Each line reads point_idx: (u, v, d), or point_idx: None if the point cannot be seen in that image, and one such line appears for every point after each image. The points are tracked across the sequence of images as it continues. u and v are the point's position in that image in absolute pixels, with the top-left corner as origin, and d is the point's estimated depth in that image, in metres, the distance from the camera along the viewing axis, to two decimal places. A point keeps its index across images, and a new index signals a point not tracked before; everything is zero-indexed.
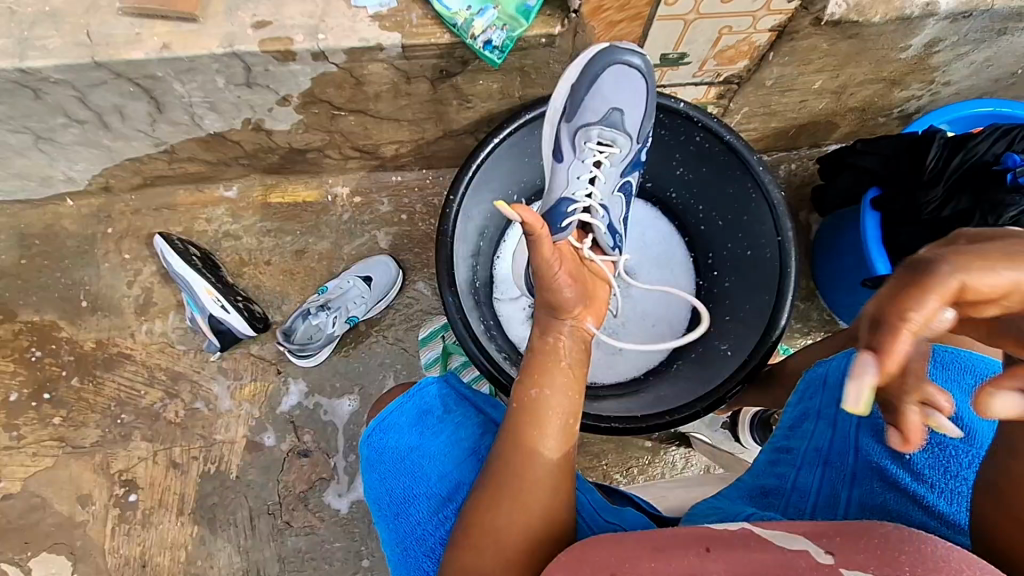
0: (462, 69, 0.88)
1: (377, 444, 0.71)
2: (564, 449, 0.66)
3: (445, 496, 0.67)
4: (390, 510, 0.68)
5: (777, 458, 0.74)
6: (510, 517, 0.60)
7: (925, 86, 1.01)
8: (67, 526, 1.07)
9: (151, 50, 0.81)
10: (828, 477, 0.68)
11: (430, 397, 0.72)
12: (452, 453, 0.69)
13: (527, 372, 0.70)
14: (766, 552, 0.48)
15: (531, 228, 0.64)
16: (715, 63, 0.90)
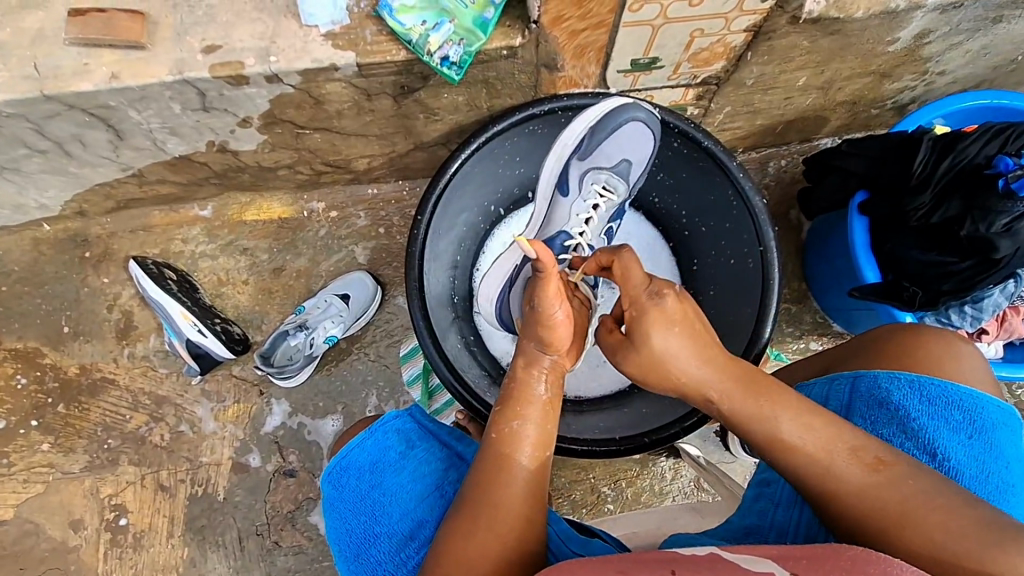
0: (424, 84, 0.85)
1: (340, 483, 0.72)
2: (538, 480, 0.64)
3: (407, 535, 0.67)
4: (352, 550, 0.69)
5: (760, 492, 0.71)
6: (483, 546, 0.58)
7: (918, 77, 0.95)
8: (61, 551, 1.08)
9: (100, 81, 0.78)
10: (806, 516, 0.66)
11: (392, 433, 0.73)
12: (415, 490, 0.70)
13: (507, 402, 0.66)
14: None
15: (544, 268, 0.62)
16: (689, 66, 0.85)
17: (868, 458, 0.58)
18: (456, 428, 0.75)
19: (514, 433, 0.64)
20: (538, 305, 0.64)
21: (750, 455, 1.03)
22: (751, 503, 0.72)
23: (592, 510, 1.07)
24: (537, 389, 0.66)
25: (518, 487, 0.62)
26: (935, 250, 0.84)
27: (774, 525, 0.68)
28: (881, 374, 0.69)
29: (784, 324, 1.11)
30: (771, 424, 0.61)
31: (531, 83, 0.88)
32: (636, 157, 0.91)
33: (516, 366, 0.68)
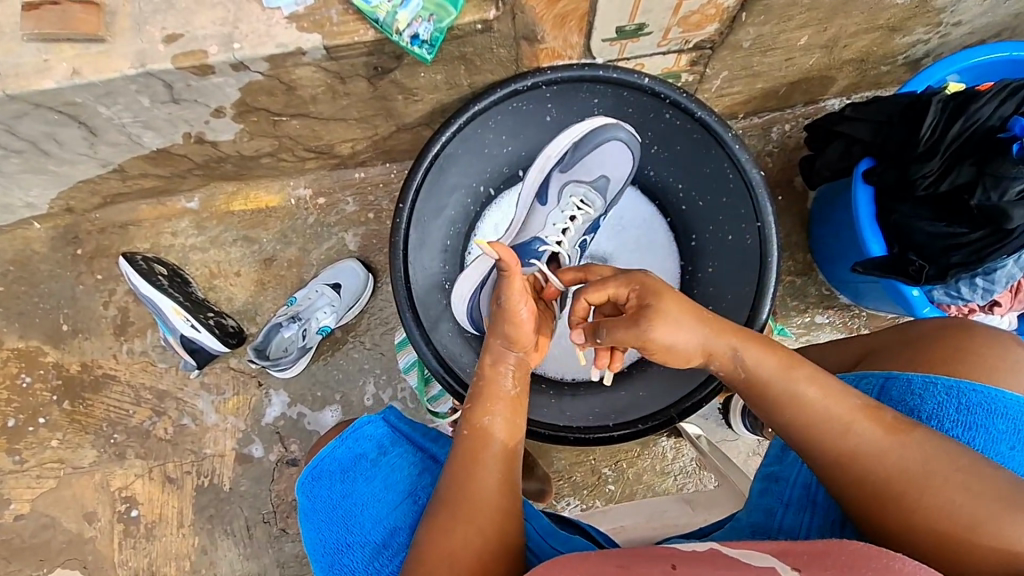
0: (398, 64, 0.81)
1: (313, 491, 0.73)
2: (512, 469, 0.64)
3: (381, 544, 0.68)
4: (327, 559, 0.69)
5: (768, 487, 0.69)
6: (465, 539, 0.58)
7: (931, 30, 0.88)
8: (77, 542, 1.11)
9: (62, 78, 0.75)
10: (816, 522, 0.64)
11: (363, 439, 0.73)
12: (387, 497, 0.70)
13: (476, 396, 0.66)
14: (735, 568, 0.42)
15: (508, 267, 0.63)
16: (679, 31, 0.79)
17: (888, 420, 0.58)
18: (431, 430, 0.76)
19: (487, 427, 0.64)
20: (505, 301, 0.65)
21: (752, 433, 1.01)
22: (757, 498, 0.70)
23: (592, 492, 1.06)
24: (506, 381, 0.67)
25: (493, 479, 0.62)
26: (943, 221, 0.79)
27: (782, 529, 0.66)
28: (916, 378, 0.66)
29: (788, 298, 1.07)
30: (786, 385, 0.61)
31: (512, 57, 0.83)
32: (614, 173, 0.92)
33: (483, 362, 0.68)
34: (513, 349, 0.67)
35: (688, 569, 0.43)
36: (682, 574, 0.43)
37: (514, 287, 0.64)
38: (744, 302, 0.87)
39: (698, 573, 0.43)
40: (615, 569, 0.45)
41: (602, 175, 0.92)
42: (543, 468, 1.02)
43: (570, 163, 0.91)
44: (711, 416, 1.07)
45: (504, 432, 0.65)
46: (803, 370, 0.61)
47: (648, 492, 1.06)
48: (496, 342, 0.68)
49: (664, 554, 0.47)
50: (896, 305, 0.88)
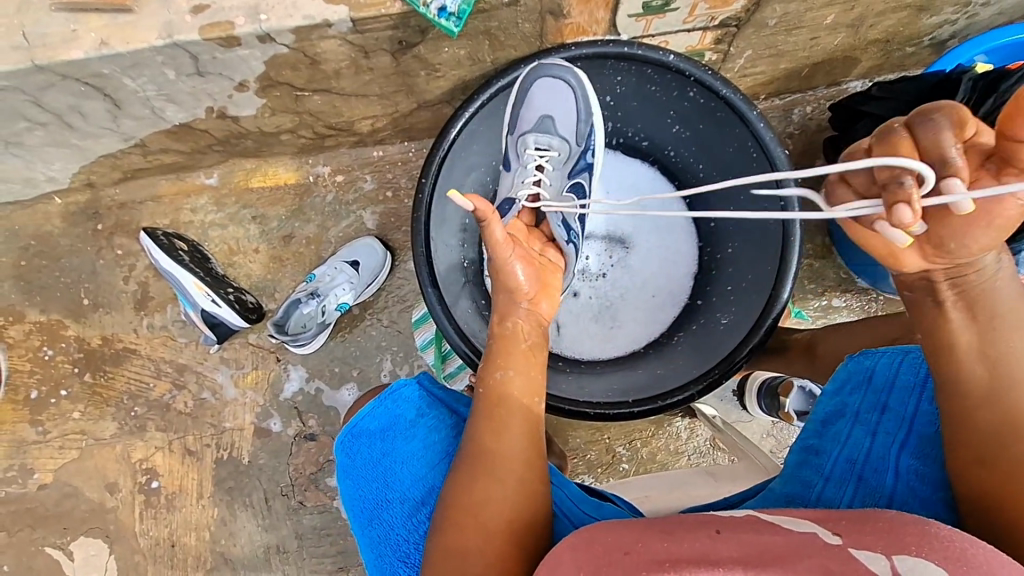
0: (422, 38, 0.81)
1: (353, 450, 0.74)
2: (532, 424, 0.65)
3: (419, 501, 0.69)
4: (365, 515, 0.71)
5: (806, 459, 0.70)
6: (486, 491, 0.59)
7: (959, 9, 0.88)
8: (100, 511, 1.13)
9: (89, 49, 0.76)
10: (861, 494, 0.64)
11: (402, 401, 0.74)
12: (426, 457, 0.71)
13: (492, 355, 0.68)
14: (776, 534, 0.43)
15: (485, 216, 0.64)
16: (706, 6, 0.78)
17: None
18: (464, 395, 0.77)
19: (502, 383, 0.66)
20: (495, 254, 0.69)
21: (767, 414, 1.02)
22: (794, 470, 0.70)
23: (607, 469, 1.07)
24: (519, 338, 0.70)
25: (513, 434, 0.63)
26: None
27: (821, 499, 0.65)
28: None
29: (805, 281, 1.07)
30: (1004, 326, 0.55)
31: (536, 33, 0.83)
32: (556, 110, 0.86)
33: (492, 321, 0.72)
34: (515, 299, 0.70)
35: (732, 535, 0.44)
36: (727, 539, 0.43)
37: (494, 237, 0.66)
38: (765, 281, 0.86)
39: (742, 538, 0.43)
40: (658, 534, 0.45)
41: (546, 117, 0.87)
42: (559, 445, 1.04)
43: (514, 121, 0.87)
44: (727, 398, 1.08)
45: (521, 390, 0.66)
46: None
47: (662, 470, 1.07)
48: (502, 298, 0.72)
49: (704, 520, 0.47)
50: None
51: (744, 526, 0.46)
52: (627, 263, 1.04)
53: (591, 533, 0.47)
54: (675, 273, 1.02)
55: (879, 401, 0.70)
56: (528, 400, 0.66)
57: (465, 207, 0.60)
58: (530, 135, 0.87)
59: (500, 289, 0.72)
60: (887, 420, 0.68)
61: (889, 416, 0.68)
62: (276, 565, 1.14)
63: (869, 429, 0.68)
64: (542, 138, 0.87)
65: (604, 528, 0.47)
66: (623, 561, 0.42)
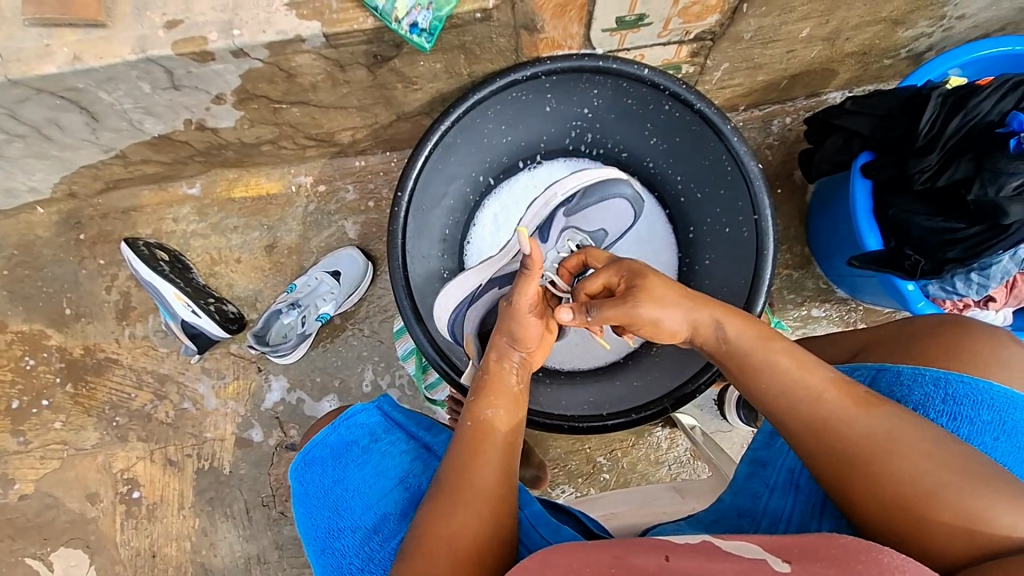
0: (397, 52, 0.81)
1: (306, 477, 0.75)
2: (512, 459, 0.65)
3: (370, 529, 0.68)
4: (319, 543, 0.70)
5: (753, 472, 0.70)
6: (462, 525, 0.58)
7: (934, 23, 0.88)
8: (80, 522, 1.13)
9: (63, 63, 0.76)
10: (799, 506, 0.64)
11: (356, 427, 0.75)
12: (378, 483, 0.71)
13: (480, 390, 0.68)
14: (726, 561, 0.42)
15: (531, 265, 0.67)
16: (680, 21, 0.79)
17: (860, 394, 0.57)
18: (423, 420, 0.77)
19: (489, 421, 0.66)
20: (517, 303, 0.69)
21: (745, 424, 1.02)
22: (743, 482, 0.71)
23: (587, 480, 1.07)
24: (510, 379, 0.69)
25: (493, 468, 0.63)
26: (941, 216, 0.79)
27: (767, 511, 0.67)
28: (905, 370, 0.66)
29: (785, 291, 1.07)
30: (769, 367, 0.60)
31: (512, 46, 0.83)
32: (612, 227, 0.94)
33: (489, 358, 0.71)
34: (516, 345, 0.70)
35: (681, 561, 0.43)
36: (675, 567, 0.42)
37: (529, 288, 0.68)
38: (741, 294, 0.86)
39: (690, 565, 0.42)
40: (609, 559, 0.44)
41: (600, 227, 0.93)
42: (538, 455, 1.04)
43: (575, 209, 0.89)
44: (707, 408, 1.08)
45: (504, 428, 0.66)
46: (780, 344, 0.61)
47: (642, 480, 1.07)
48: (502, 339, 0.71)
49: (656, 544, 0.46)
50: (892, 298, 0.89)
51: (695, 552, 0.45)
52: None
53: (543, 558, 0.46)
54: None
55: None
56: (510, 439, 0.65)
57: (523, 245, 0.65)
58: (583, 233, 0.90)
59: (500, 331, 0.72)
60: None
61: None
62: None
63: None
64: (589, 240, 0.91)
65: (556, 552, 0.47)
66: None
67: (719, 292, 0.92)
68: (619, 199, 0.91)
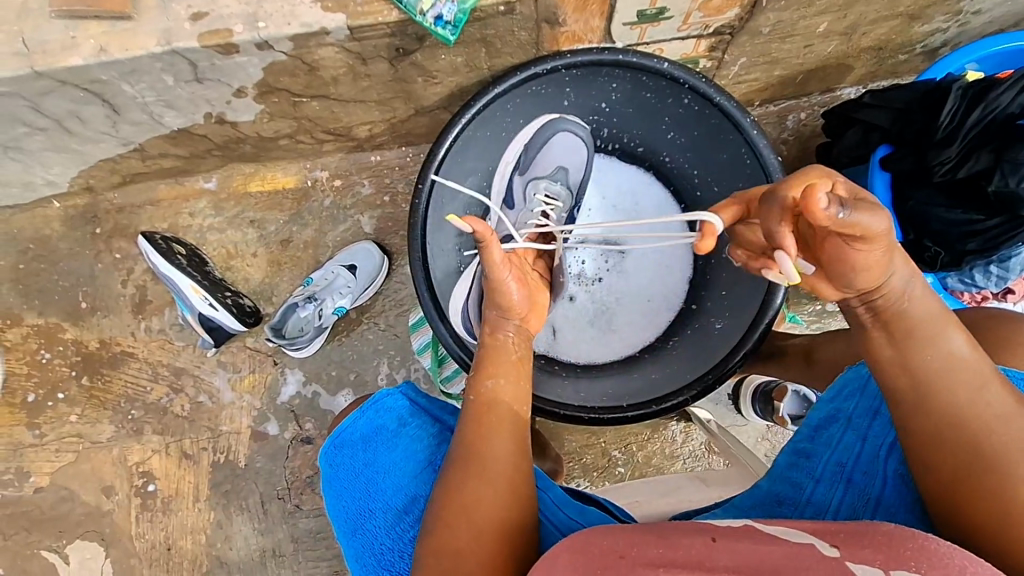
0: (419, 45, 0.82)
1: (336, 460, 0.75)
2: (518, 428, 0.65)
3: (401, 509, 0.69)
4: (350, 525, 0.71)
5: (795, 462, 0.71)
6: (478, 492, 0.59)
7: (951, 18, 0.89)
8: (96, 515, 1.14)
9: (88, 55, 0.76)
10: (849, 498, 0.66)
11: (384, 411, 0.75)
12: (408, 465, 0.72)
13: (481, 365, 0.69)
14: (774, 545, 0.43)
15: (484, 237, 0.63)
16: (700, 15, 0.79)
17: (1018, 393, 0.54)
18: (448, 403, 0.77)
19: (492, 391, 0.67)
20: (492, 274, 0.68)
21: (761, 418, 1.02)
22: (783, 471, 0.72)
23: (602, 473, 1.08)
24: (508, 348, 0.71)
25: (503, 440, 0.63)
26: (960, 208, 0.80)
27: (811, 502, 0.67)
28: None
29: (800, 286, 1.08)
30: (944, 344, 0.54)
31: (532, 40, 0.84)
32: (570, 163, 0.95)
33: (483, 334, 0.73)
34: (508, 316, 0.72)
35: (727, 543, 0.44)
36: (722, 548, 0.43)
37: (492, 256, 0.65)
38: (759, 286, 0.87)
39: (737, 548, 0.43)
40: (653, 539, 0.45)
41: (559, 167, 0.95)
42: (554, 448, 1.04)
43: (526, 164, 0.94)
44: (722, 401, 1.08)
45: (508, 397, 0.67)
46: (959, 331, 0.55)
47: (657, 474, 1.08)
48: (491, 312, 0.72)
49: (700, 526, 0.47)
50: None
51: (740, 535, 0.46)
52: (624, 268, 1.05)
53: (585, 536, 0.47)
54: (671, 280, 1.03)
55: (872, 405, 0.69)
56: (516, 410, 0.67)
57: (463, 230, 0.60)
58: (543, 181, 0.94)
59: (489, 307, 0.72)
60: (880, 425, 0.67)
61: (881, 420, 0.68)
62: (272, 569, 1.14)
63: (860, 434, 0.68)
64: (552, 184, 0.94)
65: (599, 532, 0.48)
66: (619, 567, 0.42)
67: (735, 285, 0.92)
68: (561, 136, 0.92)
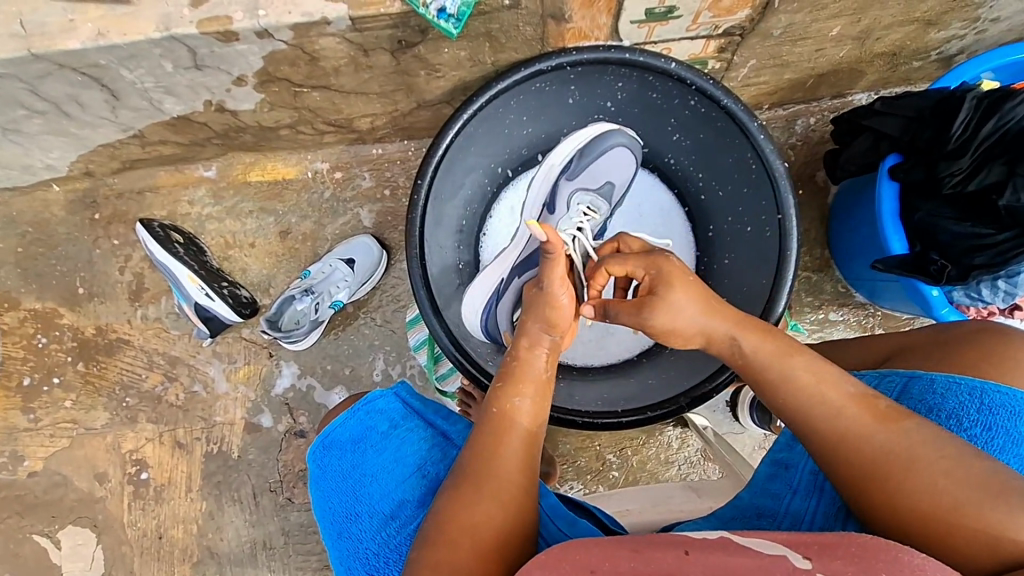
0: (422, 38, 0.80)
1: (325, 460, 0.74)
2: (532, 451, 0.64)
3: (389, 514, 0.68)
4: (337, 527, 0.70)
5: (774, 471, 0.70)
6: (488, 514, 0.58)
7: (968, 24, 0.87)
8: (88, 501, 1.13)
9: (86, 39, 0.75)
10: (823, 507, 0.63)
11: (376, 412, 0.75)
12: (398, 470, 0.71)
13: (507, 378, 0.67)
14: (746, 555, 0.42)
15: (554, 251, 0.66)
16: (710, 15, 0.78)
17: (882, 409, 0.56)
18: (440, 407, 0.76)
19: (514, 409, 0.65)
20: (547, 287, 0.68)
21: (758, 426, 1.00)
22: (763, 482, 0.70)
23: (596, 477, 1.07)
24: (539, 365, 0.67)
25: (514, 460, 0.62)
26: (969, 222, 0.78)
27: (789, 512, 0.66)
28: (938, 378, 0.65)
29: (803, 294, 1.06)
30: (780, 365, 0.61)
31: (538, 36, 0.82)
32: (615, 177, 0.92)
33: (518, 343, 0.69)
34: (552, 332, 0.68)
35: (702, 556, 0.42)
36: (696, 560, 0.42)
37: (553, 271, 0.67)
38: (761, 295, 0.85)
39: (710, 560, 0.42)
40: (628, 553, 0.44)
41: (606, 180, 0.92)
42: (548, 451, 1.03)
43: (576, 171, 0.90)
44: (720, 408, 1.07)
45: (529, 418, 0.65)
46: (802, 360, 0.60)
47: (651, 480, 1.06)
48: (535, 324, 0.69)
49: (676, 539, 0.46)
50: (915, 304, 0.87)
51: (713, 546, 0.44)
52: None
53: (561, 552, 0.45)
54: None
55: None
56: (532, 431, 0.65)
57: (538, 235, 0.65)
58: (590, 192, 0.90)
59: (536, 320, 0.69)
60: None
61: None
62: (262, 560, 1.13)
63: None
64: (596, 198, 0.90)
65: (573, 547, 0.46)
66: None
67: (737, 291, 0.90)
68: (616, 148, 0.89)
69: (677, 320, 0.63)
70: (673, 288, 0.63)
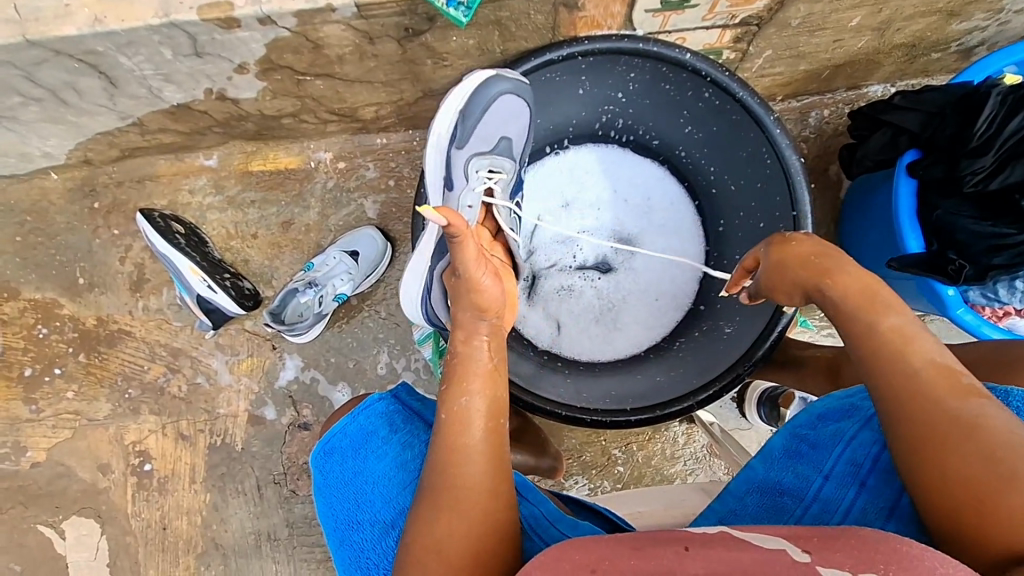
0: (430, 26, 0.78)
1: (325, 466, 0.74)
2: (498, 451, 0.62)
3: (388, 523, 0.68)
4: (339, 535, 0.70)
5: (802, 455, 0.68)
6: (450, 527, 0.57)
7: (991, 16, 0.84)
8: (92, 492, 1.13)
9: (82, 25, 0.73)
10: (860, 501, 0.61)
11: (373, 416, 0.74)
12: (396, 476, 0.70)
13: (455, 379, 0.65)
14: (746, 550, 0.40)
15: (458, 233, 0.63)
16: (727, 4, 0.75)
17: (960, 382, 0.53)
18: (435, 409, 0.76)
19: (468, 410, 0.63)
20: (462, 271, 0.66)
21: (765, 422, 1.00)
22: (790, 463, 0.68)
23: (601, 472, 1.06)
24: (482, 358, 0.67)
25: (478, 463, 0.61)
26: (989, 221, 0.77)
27: (818, 498, 0.64)
28: (1016, 391, 0.59)
29: None
30: (873, 323, 0.59)
31: (548, 24, 0.80)
32: (515, 132, 0.82)
33: (456, 337, 0.68)
34: (482, 315, 0.68)
35: (702, 552, 0.40)
36: (696, 556, 0.40)
37: (464, 253, 0.64)
38: None
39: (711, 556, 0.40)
40: (628, 550, 0.42)
41: (502, 137, 0.81)
42: (554, 445, 1.03)
43: (465, 135, 0.80)
44: (727, 404, 1.06)
45: (484, 416, 0.64)
46: (897, 318, 0.58)
47: (656, 475, 1.06)
48: (466, 314, 0.68)
49: (676, 535, 0.44)
50: (928, 302, 0.86)
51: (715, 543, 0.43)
52: (631, 265, 1.01)
53: (560, 551, 0.43)
54: (680, 276, 1.00)
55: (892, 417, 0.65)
56: (488, 426, 0.63)
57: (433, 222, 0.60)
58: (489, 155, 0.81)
59: (463, 305, 0.68)
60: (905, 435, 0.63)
61: None
62: (266, 552, 1.13)
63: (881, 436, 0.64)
64: (496, 159, 0.81)
65: (576, 544, 0.44)
66: None
67: None
68: (504, 97, 0.78)
69: (777, 273, 0.66)
70: (782, 249, 0.66)
